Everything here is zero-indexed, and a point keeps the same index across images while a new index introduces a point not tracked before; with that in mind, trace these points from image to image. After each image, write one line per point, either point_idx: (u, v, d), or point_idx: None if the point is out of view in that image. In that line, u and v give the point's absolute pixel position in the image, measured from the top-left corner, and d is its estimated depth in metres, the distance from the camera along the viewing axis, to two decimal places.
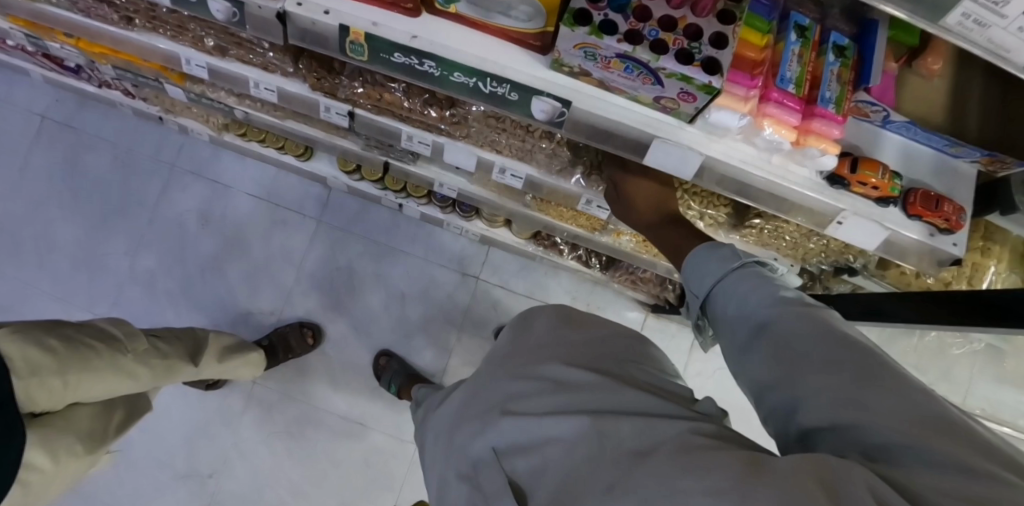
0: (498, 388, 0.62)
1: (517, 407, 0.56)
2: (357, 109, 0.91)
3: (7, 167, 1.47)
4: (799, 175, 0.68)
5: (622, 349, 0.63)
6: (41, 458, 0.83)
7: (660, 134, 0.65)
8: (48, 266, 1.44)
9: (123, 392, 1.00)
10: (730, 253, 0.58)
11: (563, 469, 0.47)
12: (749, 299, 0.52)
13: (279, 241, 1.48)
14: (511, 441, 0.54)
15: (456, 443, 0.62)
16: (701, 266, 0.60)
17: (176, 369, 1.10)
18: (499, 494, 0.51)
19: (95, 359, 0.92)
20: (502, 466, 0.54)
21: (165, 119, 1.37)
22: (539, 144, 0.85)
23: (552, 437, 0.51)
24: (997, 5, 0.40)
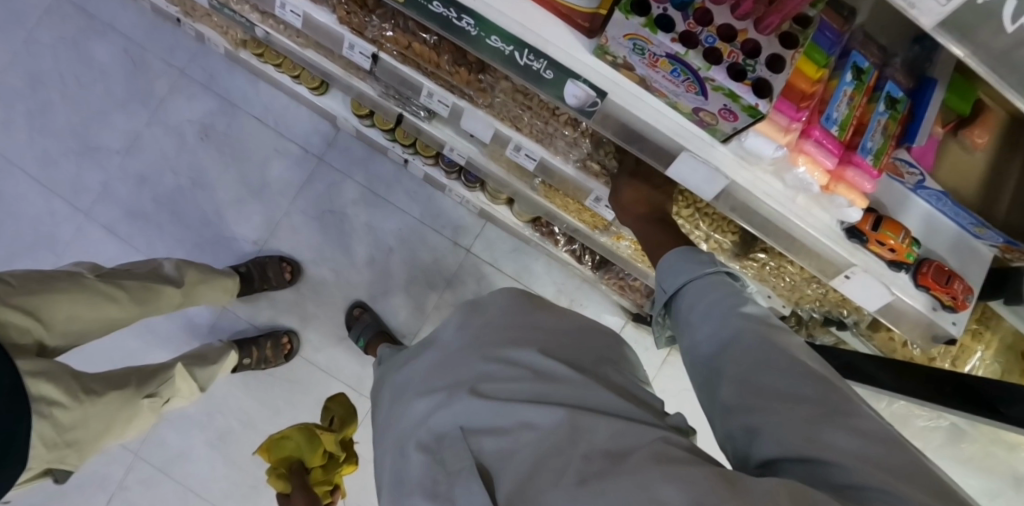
0: (467, 366, 0.60)
1: (489, 387, 0.55)
2: (381, 53, 0.87)
3: (11, 37, 1.39)
4: (818, 219, 0.65)
5: (602, 348, 0.63)
6: (53, 391, 0.84)
7: (692, 147, 0.62)
8: (37, 147, 1.38)
9: (111, 318, 0.96)
10: (708, 257, 0.58)
11: (532, 458, 0.46)
12: (719, 305, 0.51)
13: (276, 171, 1.43)
14: (480, 420, 0.53)
15: (412, 416, 0.60)
16: (676, 262, 0.60)
17: (157, 291, 1.05)
18: (462, 472, 0.49)
19: (59, 281, 0.88)
20: (467, 442, 0.52)
21: (184, 23, 1.30)
22: (562, 130, 0.81)
23: (527, 423, 0.50)
24: None
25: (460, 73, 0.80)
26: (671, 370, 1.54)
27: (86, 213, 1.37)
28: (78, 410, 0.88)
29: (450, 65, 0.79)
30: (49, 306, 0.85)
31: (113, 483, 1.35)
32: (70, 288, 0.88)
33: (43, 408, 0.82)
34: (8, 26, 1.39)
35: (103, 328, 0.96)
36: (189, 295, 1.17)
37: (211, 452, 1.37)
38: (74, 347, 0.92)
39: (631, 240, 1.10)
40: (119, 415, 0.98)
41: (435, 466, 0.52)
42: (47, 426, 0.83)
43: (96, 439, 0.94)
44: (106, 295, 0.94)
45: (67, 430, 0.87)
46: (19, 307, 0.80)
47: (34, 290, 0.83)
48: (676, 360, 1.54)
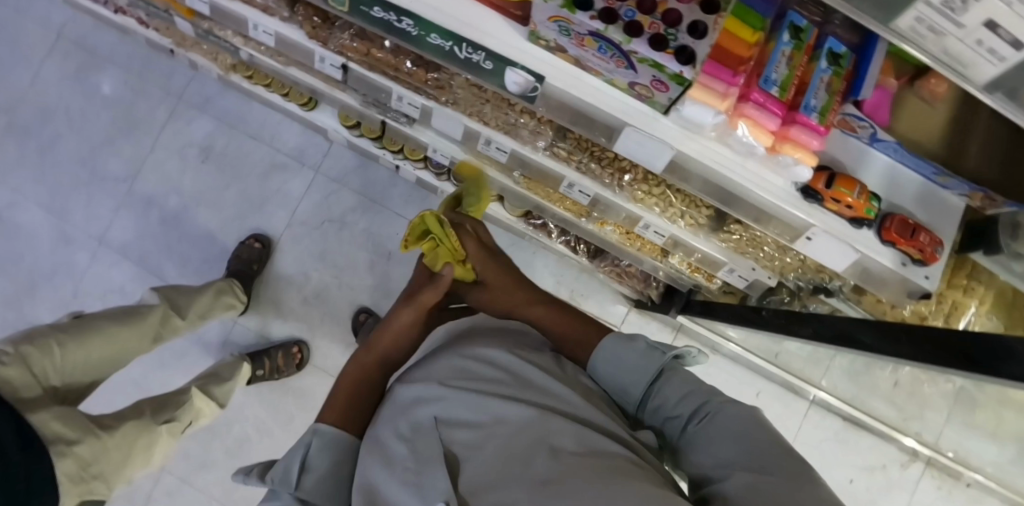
0: (443, 366, 0.60)
1: (468, 386, 0.55)
2: (350, 63, 0.89)
3: (18, 76, 1.47)
4: (775, 184, 0.64)
5: (578, 356, 0.66)
6: (65, 430, 0.84)
7: (634, 122, 0.62)
8: (48, 179, 1.45)
9: (120, 347, 1.01)
10: (647, 349, 0.57)
11: (502, 453, 0.47)
12: (674, 400, 0.53)
13: (276, 184, 1.48)
14: (457, 413, 0.52)
15: (398, 406, 0.58)
16: (621, 361, 0.57)
17: (148, 312, 1.10)
18: (430, 461, 0.48)
19: (48, 331, 0.91)
20: (440, 432, 0.51)
21: (176, 53, 1.37)
22: (520, 119, 0.83)
23: (499, 418, 0.50)
24: (953, 12, 0.35)
25: (417, 73, 0.83)
26: None
27: (98, 239, 1.44)
28: (98, 443, 0.89)
29: (407, 66, 0.82)
30: (50, 354, 0.88)
31: (142, 495, 1.42)
32: (64, 334, 0.92)
33: (63, 448, 0.83)
34: (14, 68, 1.47)
35: (109, 361, 1.00)
36: (190, 316, 1.22)
37: (232, 460, 1.43)
38: (86, 379, 0.96)
39: (614, 224, 1.11)
40: (140, 444, 0.99)
41: (405, 445, 0.52)
42: (71, 464, 0.84)
43: (120, 468, 0.95)
44: (102, 328, 0.98)
45: (91, 463, 0.88)
46: (19, 362, 0.83)
47: (30, 342, 0.86)
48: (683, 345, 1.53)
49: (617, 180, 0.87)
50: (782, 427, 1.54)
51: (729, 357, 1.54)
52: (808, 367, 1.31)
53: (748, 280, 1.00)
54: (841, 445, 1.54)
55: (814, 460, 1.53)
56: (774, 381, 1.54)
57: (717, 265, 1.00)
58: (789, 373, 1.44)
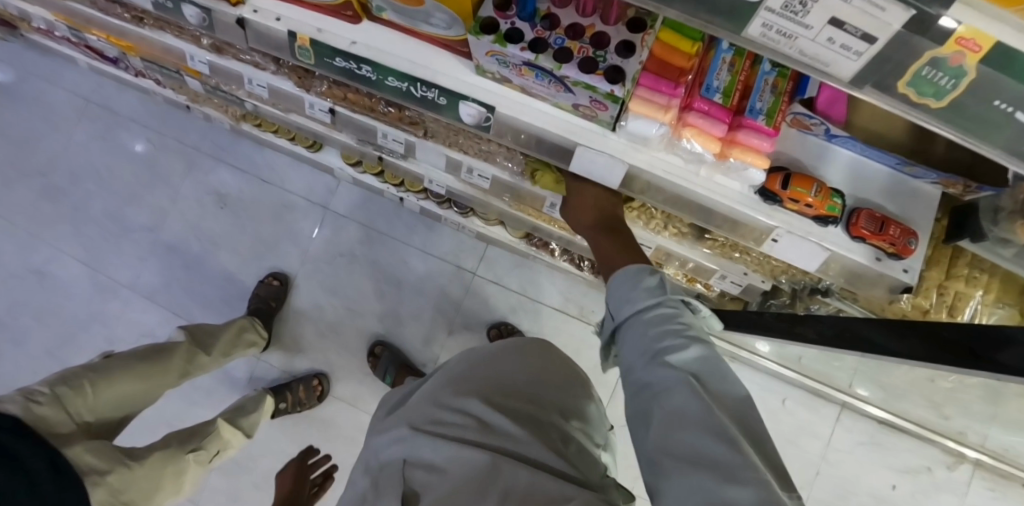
0: (424, 408, 0.67)
1: (436, 433, 0.61)
2: (336, 106, 0.94)
3: (53, 142, 1.62)
4: (728, 188, 0.64)
5: (558, 396, 0.72)
6: (96, 461, 0.89)
7: (584, 141, 0.63)
8: (82, 232, 1.58)
9: (150, 382, 1.08)
10: (655, 284, 0.58)
11: (447, 495, 0.54)
12: (648, 333, 0.54)
13: (288, 223, 1.56)
14: (423, 453, 0.60)
15: (378, 445, 0.67)
16: (624, 288, 0.59)
17: (173, 347, 1.16)
18: (391, 498, 0.56)
19: (81, 370, 0.97)
20: (405, 470, 0.59)
21: (192, 108, 1.50)
22: (491, 145, 0.86)
23: (455, 463, 0.57)
24: (796, 15, 0.31)
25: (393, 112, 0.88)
26: None
27: (126, 286, 1.55)
28: (128, 473, 0.93)
29: (382, 107, 0.88)
30: (79, 394, 0.94)
31: None
32: (95, 375, 0.98)
33: (95, 477, 0.87)
34: (50, 134, 1.62)
35: (138, 396, 1.06)
36: (213, 352, 1.28)
37: (260, 491, 1.48)
38: (116, 415, 1.02)
39: None
40: (170, 470, 1.02)
41: (375, 485, 0.60)
42: (103, 492, 0.88)
43: (152, 495, 0.98)
44: (129, 366, 1.05)
45: (122, 491, 0.91)
46: (52, 402, 0.89)
47: (65, 382, 0.93)
48: None
49: None
50: (811, 434, 1.47)
51: (747, 365, 1.49)
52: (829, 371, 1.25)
53: (741, 286, 0.96)
54: (880, 453, 1.45)
55: (849, 468, 1.45)
56: (798, 386, 1.48)
57: (707, 273, 0.97)
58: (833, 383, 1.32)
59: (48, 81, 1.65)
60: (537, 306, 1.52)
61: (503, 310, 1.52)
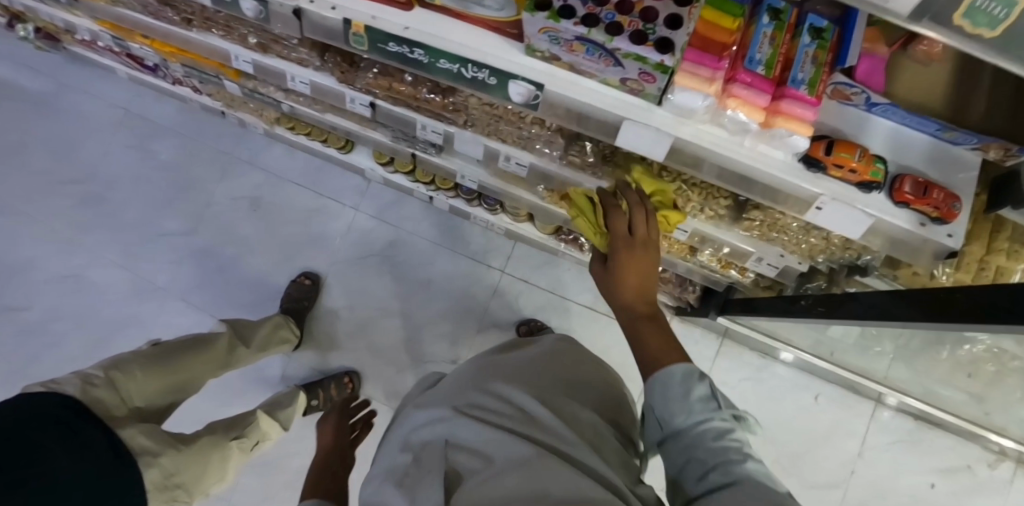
0: (466, 400, 0.66)
1: (480, 421, 0.60)
2: (377, 101, 0.97)
3: (93, 150, 1.67)
4: (771, 157, 0.66)
5: (595, 406, 0.72)
6: (149, 443, 0.91)
7: (630, 116, 0.66)
8: (119, 237, 1.61)
9: (194, 369, 1.10)
10: (706, 393, 0.54)
11: (496, 477, 0.50)
12: (705, 450, 0.49)
13: (318, 225, 1.58)
14: (467, 440, 0.58)
15: (417, 430, 0.66)
16: (671, 392, 0.55)
17: (214, 338, 1.19)
18: (434, 474, 0.53)
19: (129, 356, 1.00)
20: (445, 451, 0.57)
21: (227, 114, 1.56)
22: (532, 130, 0.88)
23: (501, 451, 0.54)
24: None
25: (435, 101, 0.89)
26: (726, 362, 1.49)
27: (162, 288, 1.58)
28: (179, 456, 0.95)
29: (425, 94, 0.89)
30: (128, 380, 0.97)
31: None
32: (141, 362, 1.00)
33: (149, 459, 0.90)
34: (90, 143, 1.68)
35: (184, 384, 1.08)
36: (251, 345, 1.31)
37: (293, 491, 1.49)
38: (163, 403, 1.04)
39: None
40: (215, 456, 1.04)
41: (413, 463, 0.57)
42: (156, 473, 0.91)
43: (201, 480, 1.00)
44: (174, 353, 1.07)
45: (173, 473, 0.94)
46: (106, 385, 0.92)
47: (116, 366, 0.96)
48: (729, 350, 1.49)
49: None
50: (847, 431, 1.45)
51: (778, 360, 1.48)
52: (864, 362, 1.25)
53: (778, 268, 0.96)
54: (917, 450, 1.44)
55: (887, 465, 1.43)
56: (832, 382, 1.47)
57: (743, 256, 0.96)
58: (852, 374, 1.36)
59: (88, 93, 1.71)
60: (565, 303, 1.53)
61: (532, 309, 1.53)
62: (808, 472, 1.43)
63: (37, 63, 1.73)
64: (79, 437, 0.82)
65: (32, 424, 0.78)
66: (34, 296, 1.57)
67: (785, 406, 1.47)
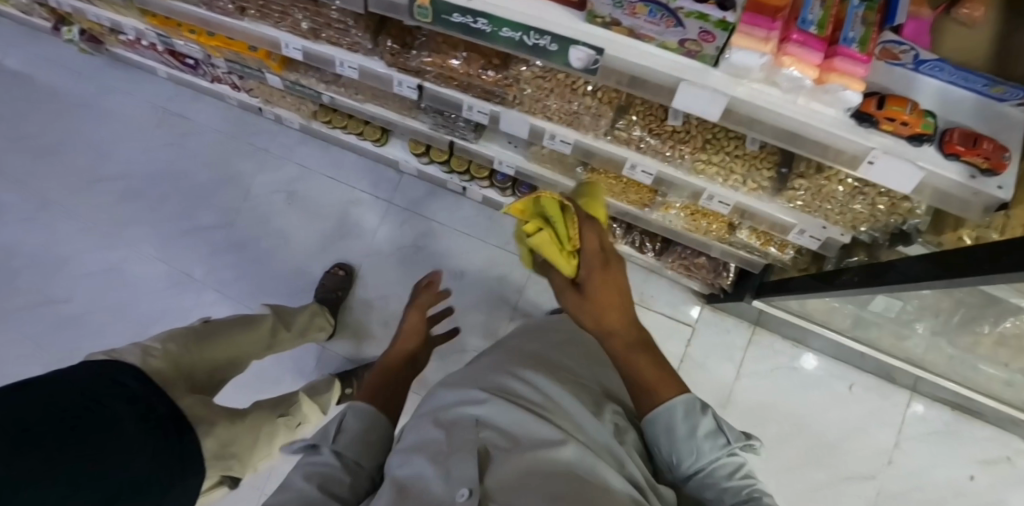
0: (496, 381, 0.70)
1: (509, 404, 0.64)
2: (424, 83, 1.01)
3: (133, 149, 1.73)
4: (823, 114, 0.68)
5: (612, 401, 0.77)
6: (205, 412, 0.94)
7: (687, 77, 0.70)
8: (158, 231, 1.66)
9: (241, 346, 1.13)
10: (711, 428, 0.60)
11: (525, 460, 0.53)
12: (720, 490, 0.59)
13: (354, 218, 1.64)
14: (498, 420, 0.62)
15: (448, 401, 0.69)
16: (679, 434, 0.60)
17: (259, 320, 1.21)
18: (466, 449, 0.56)
19: (181, 332, 1.02)
20: (477, 431, 0.60)
21: (264, 110, 1.61)
22: (582, 102, 0.87)
23: (530, 436, 0.58)
24: None
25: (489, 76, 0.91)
26: (759, 350, 1.50)
27: (199, 281, 1.62)
28: (233, 427, 0.98)
29: (479, 70, 0.91)
30: (184, 353, 0.99)
31: None
32: (192, 339, 1.03)
33: (206, 428, 0.93)
34: (130, 142, 1.73)
35: (230, 360, 1.11)
36: (292, 329, 1.33)
37: None
38: (212, 379, 1.06)
39: (680, 207, 1.09)
40: (263, 431, 1.07)
41: (445, 438, 0.60)
42: (214, 443, 0.94)
43: (252, 453, 1.04)
44: (222, 332, 1.10)
45: (229, 443, 0.97)
46: (167, 356, 0.95)
47: (172, 340, 0.99)
48: (761, 339, 1.51)
49: (679, 151, 0.91)
50: (882, 421, 1.45)
51: (812, 350, 1.49)
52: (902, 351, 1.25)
53: (819, 241, 0.97)
54: (954, 439, 1.43)
55: (924, 455, 1.43)
56: (867, 371, 1.47)
57: (785, 229, 0.98)
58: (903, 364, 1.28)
59: (128, 93, 1.77)
60: None
61: None
62: (843, 462, 1.44)
63: (81, 67, 1.80)
64: (146, 411, 0.84)
65: (104, 397, 0.80)
66: (75, 290, 1.62)
67: (818, 395, 1.47)
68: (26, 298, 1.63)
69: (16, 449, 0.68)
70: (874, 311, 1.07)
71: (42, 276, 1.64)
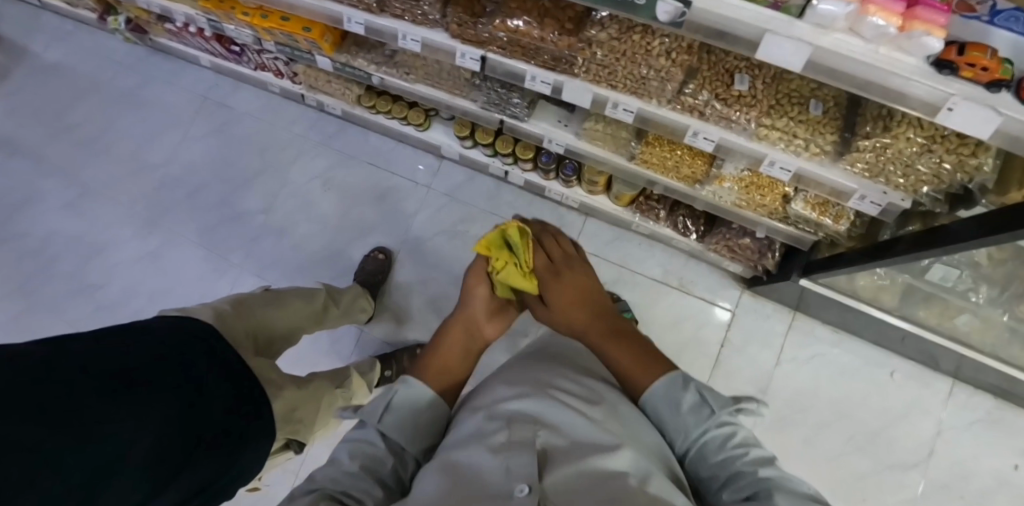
0: (545, 380, 0.67)
1: (563, 404, 0.60)
2: (488, 54, 1.04)
3: (172, 136, 1.74)
4: (903, 62, 0.71)
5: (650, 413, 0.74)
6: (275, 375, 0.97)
7: (774, 28, 0.72)
8: (197, 217, 1.66)
9: (297, 316, 1.14)
10: (695, 401, 0.64)
11: (586, 462, 0.50)
12: (710, 459, 0.59)
13: (393, 203, 1.65)
14: (551, 418, 0.58)
15: (494, 397, 0.65)
16: (666, 413, 0.65)
17: (314, 292, 1.22)
18: (522, 446, 0.53)
19: (243, 297, 1.02)
20: (535, 430, 0.56)
21: (307, 97, 1.64)
22: (655, 63, 0.91)
23: (586, 439, 0.55)
24: None
25: (563, 40, 0.94)
26: (799, 335, 1.50)
27: (238, 265, 1.62)
28: (297, 394, 1.00)
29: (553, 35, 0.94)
30: (245, 317, 0.99)
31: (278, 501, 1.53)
32: (252, 304, 1.02)
33: (275, 391, 0.95)
34: (170, 129, 1.75)
35: (286, 331, 1.11)
36: (340, 307, 1.33)
37: None
38: (269, 346, 1.06)
39: (734, 179, 1.12)
40: (322, 398, 1.08)
41: (503, 430, 0.55)
42: (283, 407, 0.96)
43: (314, 421, 1.05)
44: (281, 299, 1.10)
45: (294, 409, 0.99)
46: (233, 316, 0.95)
47: (237, 302, 0.99)
48: (801, 324, 1.51)
49: (745, 116, 0.93)
50: (923, 410, 1.43)
51: (852, 336, 1.49)
52: (952, 332, 1.25)
53: (881, 206, 0.98)
54: (1001, 429, 1.40)
55: (970, 447, 1.40)
56: (908, 358, 1.46)
57: (844, 195, 0.99)
58: (946, 341, 1.26)
59: (169, 82, 1.80)
60: (636, 278, 1.57)
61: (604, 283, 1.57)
62: (885, 451, 1.42)
63: (124, 57, 1.83)
64: (211, 360, 0.84)
65: (189, 351, 0.82)
66: (112, 275, 1.62)
67: (858, 381, 1.46)
68: (63, 283, 1.62)
69: (114, 398, 0.69)
70: (931, 281, 1.10)
71: (80, 261, 1.64)
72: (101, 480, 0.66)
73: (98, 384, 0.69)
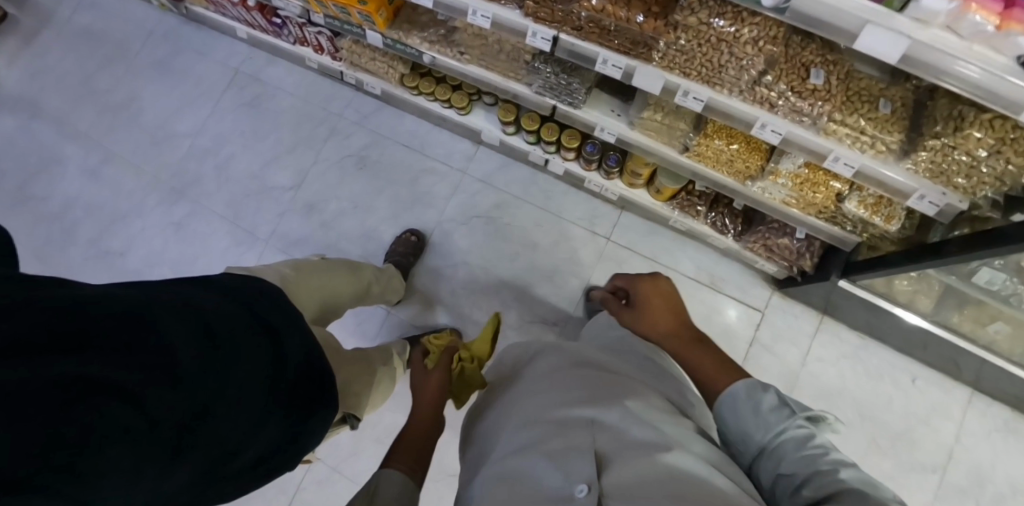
0: (596, 377, 0.61)
1: (615, 401, 0.55)
2: (561, 35, 1.04)
3: (201, 106, 1.70)
4: (997, 61, 0.73)
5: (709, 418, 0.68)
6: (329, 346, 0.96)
7: (874, 18, 0.74)
8: (223, 190, 1.62)
9: (349, 288, 1.12)
10: (775, 402, 0.57)
11: (646, 463, 0.46)
12: (789, 460, 0.52)
13: (426, 185, 1.63)
14: (604, 417, 0.53)
15: (540, 398, 0.61)
16: (743, 411, 0.59)
17: (362, 267, 1.20)
18: (577, 450, 0.49)
19: (303, 263, 1.02)
20: (592, 434, 0.52)
21: (345, 74, 1.61)
22: (742, 50, 0.94)
23: (642, 437, 0.50)
24: None
25: (649, 21, 0.96)
26: (825, 337, 1.53)
27: (265, 241, 1.58)
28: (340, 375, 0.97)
29: (638, 17, 0.95)
30: (300, 282, 0.97)
31: (296, 480, 1.50)
32: (309, 270, 1.01)
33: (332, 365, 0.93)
34: (199, 99, 1.70)
35: (338, 303, 1.09)
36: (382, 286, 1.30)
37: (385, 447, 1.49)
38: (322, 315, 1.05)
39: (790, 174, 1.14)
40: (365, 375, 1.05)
41: (557, 438, 0.52)
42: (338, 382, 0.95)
43: (364, 395, 1.03)
44: (337, 270, 1.09)
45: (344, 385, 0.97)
46: (288, 281, 0.94)
47: (295, 268, 0.98)
48: (828, 327, 1.55)
49: (817, 109, 0.95)
50: (943, 415, 1.47)
51: (875, 340, 1.53)
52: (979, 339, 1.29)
53: (937, 207, 0.99)
54: (1015, 436, 1.45)
55: (985, 451, 1.44)
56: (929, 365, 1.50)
57: (902, 194, 1.00)
58: (974, 348, 1.30)
59: (200, 51, 1.75)
60: (668, 273, 1.58)
61: None
62: (906, 454, 1.45)
63: (153, 23, 1.77)
64: (275, 330, 0.79)
65: (263, 309, 0.80)
66: (135, 244, 1.57)
67: (879, 384, 1.50)
68: (83, 249, 1.58)
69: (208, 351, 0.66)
70: (977, 284, 1.14)
71: (101, 227, 1.60)
72: (184, 440, 0.63)
73: (192, 325, 0.66)
